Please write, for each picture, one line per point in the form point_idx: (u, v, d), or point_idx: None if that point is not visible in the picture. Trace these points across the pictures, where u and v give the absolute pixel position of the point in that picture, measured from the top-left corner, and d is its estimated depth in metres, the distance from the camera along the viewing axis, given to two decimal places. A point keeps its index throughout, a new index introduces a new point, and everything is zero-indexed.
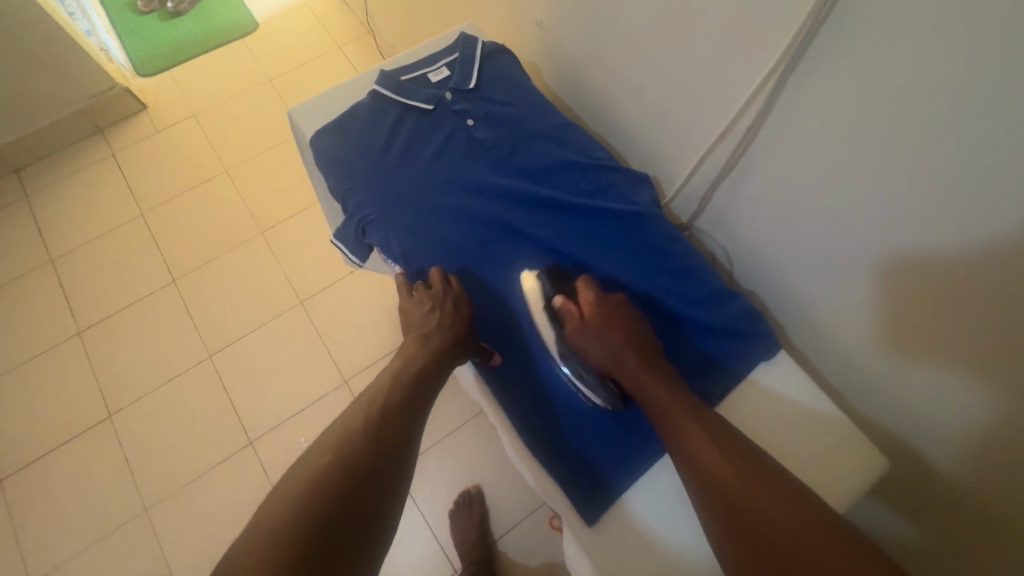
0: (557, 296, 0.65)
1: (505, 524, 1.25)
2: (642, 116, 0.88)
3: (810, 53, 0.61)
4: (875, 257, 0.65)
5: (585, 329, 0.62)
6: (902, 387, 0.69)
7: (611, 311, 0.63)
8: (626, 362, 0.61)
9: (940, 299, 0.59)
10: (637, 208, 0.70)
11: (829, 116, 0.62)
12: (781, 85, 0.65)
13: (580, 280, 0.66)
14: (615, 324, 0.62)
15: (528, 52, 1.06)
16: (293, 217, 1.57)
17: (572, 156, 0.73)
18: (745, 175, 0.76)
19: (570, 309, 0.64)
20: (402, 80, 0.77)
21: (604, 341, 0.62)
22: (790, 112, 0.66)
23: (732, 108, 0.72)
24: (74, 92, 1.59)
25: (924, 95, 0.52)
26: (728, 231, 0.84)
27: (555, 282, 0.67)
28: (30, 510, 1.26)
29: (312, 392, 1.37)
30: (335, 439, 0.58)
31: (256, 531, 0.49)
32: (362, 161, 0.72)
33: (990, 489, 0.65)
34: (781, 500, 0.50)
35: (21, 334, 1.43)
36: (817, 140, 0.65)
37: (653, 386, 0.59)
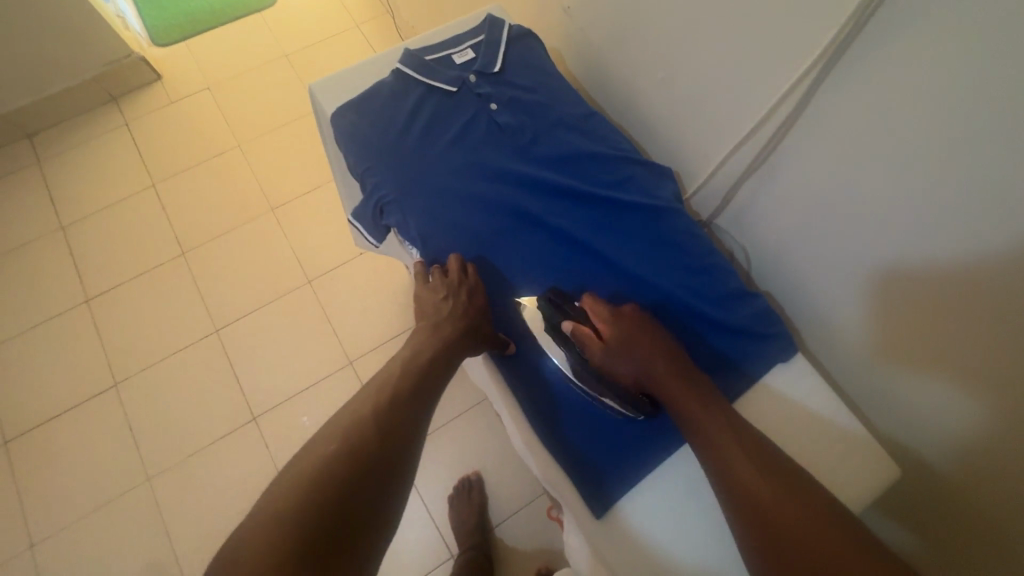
0: (567, 321, 0.63)
1: (503, 511, 1.26)
2: (667, 109, 0.86)
3: (852, 52, 0.58)
4: (901, 270, 0.63)
5: (603, 348, 0.61)
6: (914, 399, 0.68)
7: (628, 325, 0.62)
8: (648, 368, 0.60)
9: (970, 316, 0.57)
10: (659, 202, 0.69)
11: (863, 119, 0.60)
12: (815, 87, 0.63)
13: (585, 298, 0.65)
14: (635, 338, 0.61)
15: (552, 38, 1.04)
16: (304, 195, 1.56)
17: (595, 146, 0.72)
18: (771, 175, 0.74)
19: (583, 331, 0.62)
20: (426, 60, 0.75)
21: (623, 351, 0.61)
22: (822, 112, 0.64)
23: (762, 105, 0.70)
24: (88, 59, 1.58)
25: (967, 104, 0.50)
26: (749, 231, 0.83)
27: (558, 301, 0.65)
28: (33, 474, 1.27)
29: (317, 371, 1.37)
30: (343, 424, 0.57)
31: (268, 506, 0.48)
32: (383, 140, 0.71)
33: (1002, 506, 0.64)
34: (799, 499, 0.50)
35: (29, 298, 1.44)
36: (850, 143, 0.62)
37: (670, 384, 0.59)
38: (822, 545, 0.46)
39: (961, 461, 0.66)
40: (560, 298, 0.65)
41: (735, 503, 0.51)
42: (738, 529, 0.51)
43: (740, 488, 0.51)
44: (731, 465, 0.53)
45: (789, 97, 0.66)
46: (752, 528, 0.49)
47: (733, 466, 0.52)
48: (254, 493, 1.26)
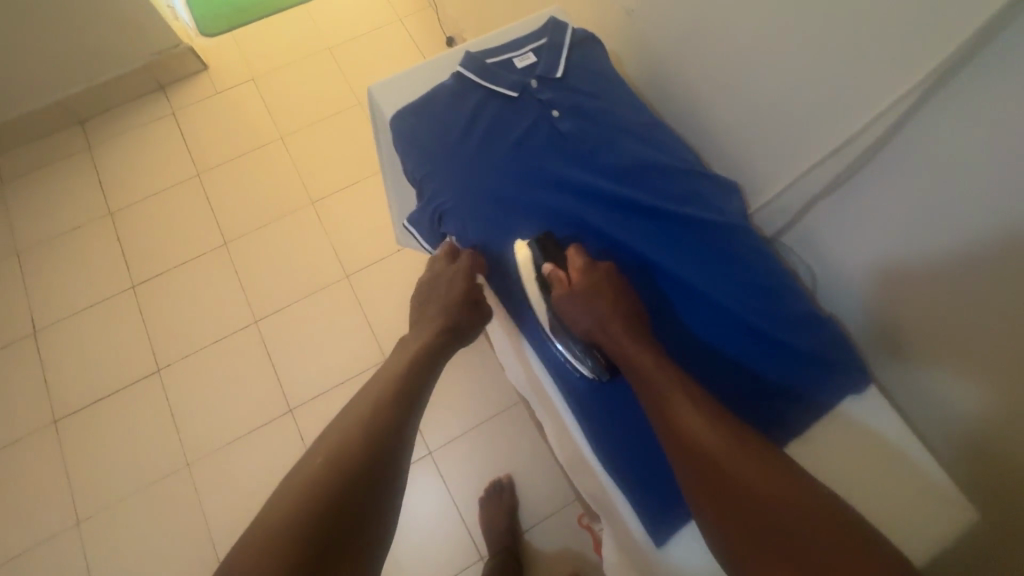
0: (547, 263, 0.66)
1: (534, 516, 1.25)
2: (732, 120, 0.83)
3: (961, 75, 0.54)
4: (996, 306, 0.59)
5: (569, 296, 0.64)
6: (993, 442, 0.65)
7: (600, 277, 0.65)
8: (608, 321, 0.63)
9: None
10: (725, 220, 0.68)
11: (970, 144, 0.56)
12: (914, 106, 0.59)
13: (571, 247, 0.67)
14: (598, 294, 0.63)
15: (608, 40, 1.01)
16: (344, 189, 1.57)
17: (660, 158, 0.70)
18: (849, 196, 0.71)
19: (558, 276, 0.65)
20: (487, 63, 0.74)
21: (586, 303, 0.63)
22: (917, 137, 0.60)
23: (848, 125, 0.67)
24: (140, 48, 1.61)
25: None
26: (815, 253, 0.79)
27: (547, 247, 0.66)
28: (80, 453, 1.31)
29: (353, 366, 1.38)
30: (341, 425, 0.61)
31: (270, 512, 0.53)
32: (444, 147, 0.70)
33: None
34: (752, 468, 0.53)
35: (78, 282, 1.48)
36: (952, 168, 0.58)
37: (635, 353, 0.61)
38: (780, 500, 0.50)
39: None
40: (552, 243, 0.67)
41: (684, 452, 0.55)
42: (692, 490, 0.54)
43: (692, 441, 0.55)
44: (693, 432, 0.55)
45: (882, 116, 0.62)
46: (703, 491, 0.53)
47: (695, 434, 0.55)
48: None
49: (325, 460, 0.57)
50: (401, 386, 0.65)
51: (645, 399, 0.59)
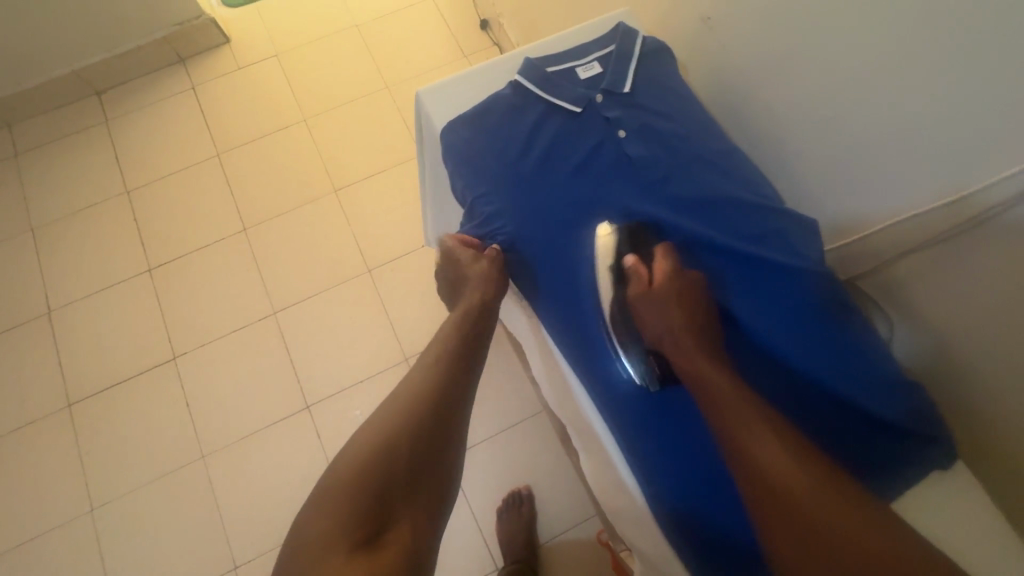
0: (630, 256, 0.60)
1: (552, 529, 1.23)
2: (809, 148, 0.77)
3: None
4: None
5: (648, 296, 0.59)
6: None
7: (685, 283, 0.59)
8: (680, 334, 0.57)
9: None
10: (805, 265, 0.61)
11: None
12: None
13: (660, 246, 0.61)
14: (682, 300, 0.58)
15: (672, 44, 0.93)
16: (369, 178, 1.51)
17: (735, 191, 0.64)
18: (954, 251, 0.64)
19: (642, 272, 0.60)
20: (548, 72, 0.67)
21: (666, 306, 0.58)
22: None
23: (964, 177, 0.60)
24: (161, 17, 1.53)
25: None
26: (899, 303, 0.72)
27: (630, 240, 0.61)
28: (94, 439, 1.29)
29: (373, 365, 1.34)
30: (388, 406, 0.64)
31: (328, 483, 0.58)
32: (503, 167, 0.64)
33: None
34: (828, 497, 0.46)
35: (93, 262, 1.44)
36: None
37: (707, 370, 0.55)
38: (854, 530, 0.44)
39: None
40: (640, 231, 0.62)
41: (757, 490, 0.48)
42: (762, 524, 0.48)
43: (769, 478, 0.48)
44: (770, 464, 0.48)
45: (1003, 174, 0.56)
46: (777, 523, 0.47)
47: (771, 466, 0.48)
48: (303, 482, 1.26)
49: (369, 447, 0.59)
50: (443, 381, 0.67)
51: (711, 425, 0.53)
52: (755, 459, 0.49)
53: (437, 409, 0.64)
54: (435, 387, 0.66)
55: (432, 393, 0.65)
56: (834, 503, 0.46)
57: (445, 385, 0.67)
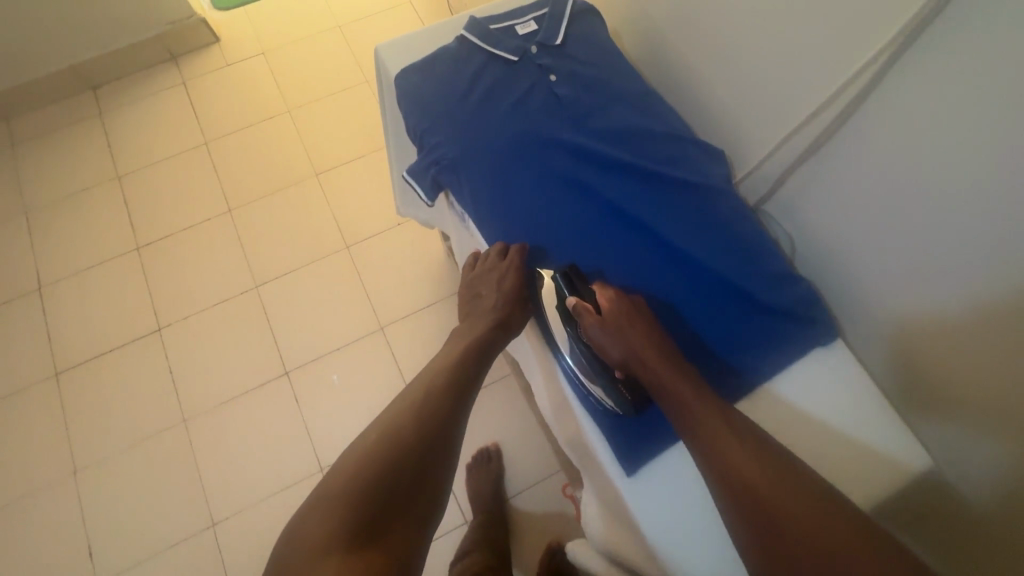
0: (572, 297, 0.65)
1: (519, 485, 1.29)
2: (721, 98, 0.86)
3: (928, 36, 0.56)
4: (938, 262, 0.62)
5: (600, 326, 0.63)
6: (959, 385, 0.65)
7: (629, 307, 0.64)
8: (640, 356, 0.61)
9: (991, 312, 0.58)
10: (708, 181, 0.70)
11: (918, 114, 0.60)
12: (881, 74, 0.62)
13: (597, 282, 0.66)
14: (629, 323, 0.63)
15: (611, 19, 1.03)
16: (348, 163, 1.60)
17: (650, 125, 0.73)
18: (825, 160, 0.72)
19: (585, 308, 0.64)
20: (490, 29, 0.77)
21: (616, 332, 0.62)
22: (894, 96, 0.62)
23: (826, 92, 0.68)
24: (154, 16, 1.64)
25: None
26: (794, 219, 0.80)
27: (569, 283, 0.66)
28: (80, 406, 1.34)
29: (349, 334, 1.41)
30: (389, 418, 0.66)
31: (328, 487, 0.59)
32: (445, 104, 0.73)
33: (1003, 507, 0.64)
34: (799, 500, 0.52)
35: (84, 241, 1.51)
36: (911, 132, 0.61)
37: (674, 384, 0.60)
38: (825, 529, 0.50)
39: (968, 460, 0.66)
40: (577, 276, 0.66)
41: (738, 502, 0.54)
42: (743, 534, 0.53)
43: (745, 489, 0.54)
44: (746, 475, 0.54)
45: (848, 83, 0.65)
46: (759, 534, 0.52)
47: (748, 476, 0.54)
48: (282, 443, 1.32)
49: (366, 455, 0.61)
50: (441, 397, 0.68)
51: (688, 438, 0.59)
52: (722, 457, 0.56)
53: (435, 421, 0.65)
54: (433, 399, 0.67)
55: (425, 409, 0.66)
56: (804, 505, 0.52)
57: (442, 399, 0.68)
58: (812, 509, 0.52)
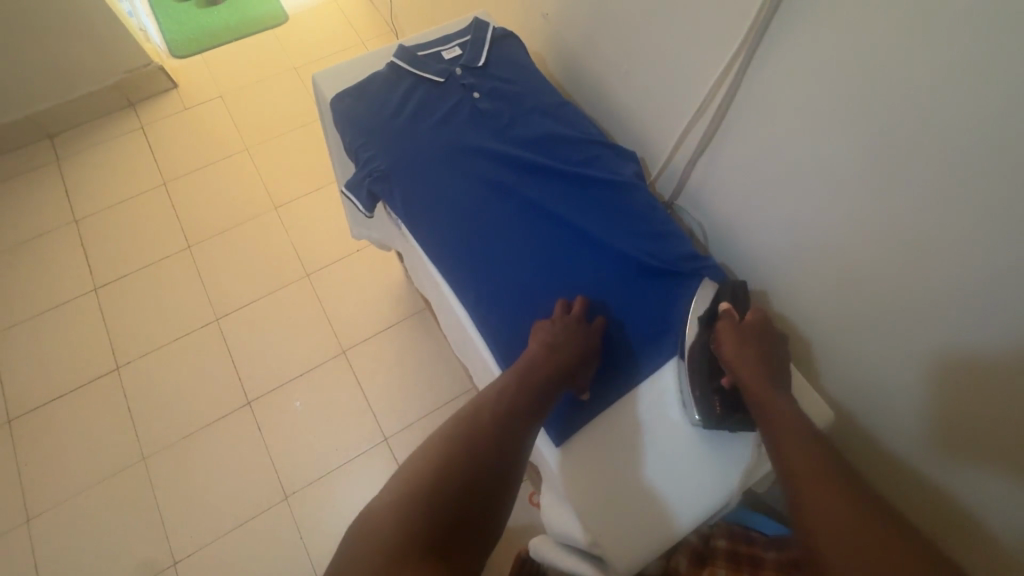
0: (725, 301, 0.72)
1: None
2: (633, 107, 0.96)
3: (777, 34, 0.67)
4: (819, 223, 0.72)
5: (736, 333, 0.69)
6: (842, 331, 0.76)
7: (763, 341, 0.69)
8: (754, 373, 0.67)
9: (864, 258, 0.68)
10: (621, 178, 0.78)
11: (781, 99, 0.70)
12: (747, 71, 0.73)
13: (752, 306, 0.72)
14: (756, 346, 0.68)
15: (536, 45, 1.14)
16: (307, 195, 1.65)
17: (566, 131, 0.80)
18: (718, 151, 0.83)
19: (731, 314, 0.70)
20: (417, 54, 0.85)
21: (750, 346, 0.68)
22: (760, 88, 0.72)
23: (708, 91, 0.79)
24: (111, 66, 1.70)
25: (859, 84, 0.61)
26: (704, 207, 0.90)
27: (731, 295, 0.72)
28: (34, 452, 1.32)
29: (311, 359, 1.43)
30: (459, 428, 0.65)
31: (408, 477, 0.60)
32: (377, 120, 0.80)
33: (931, 442, 0.71)
34: (887, 550, 0.53)
35: (39, 285, 1.51)
36: (780, 116, 0.71)
37: (780, 412, 0.64)
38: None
39: (884, 405, 0.75)
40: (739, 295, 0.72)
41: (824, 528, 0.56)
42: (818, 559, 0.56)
43: (832, 520, 0.56)
44: (834, 510, 0.57)
45: (725, 81, 0.76)
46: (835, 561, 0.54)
47: (835, 511, 0.57)
48: (247, 473, 1.31)
49: (437, 461, 0.61)
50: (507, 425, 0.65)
51: (778, 453, 0.62)
52: (811, 478, 0.60)
53: (498, 452, 0.63)
54: (497, 429, 0.65)
55: (494, 434, 0.65)
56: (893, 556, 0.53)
57: (500, 437, 0.64)
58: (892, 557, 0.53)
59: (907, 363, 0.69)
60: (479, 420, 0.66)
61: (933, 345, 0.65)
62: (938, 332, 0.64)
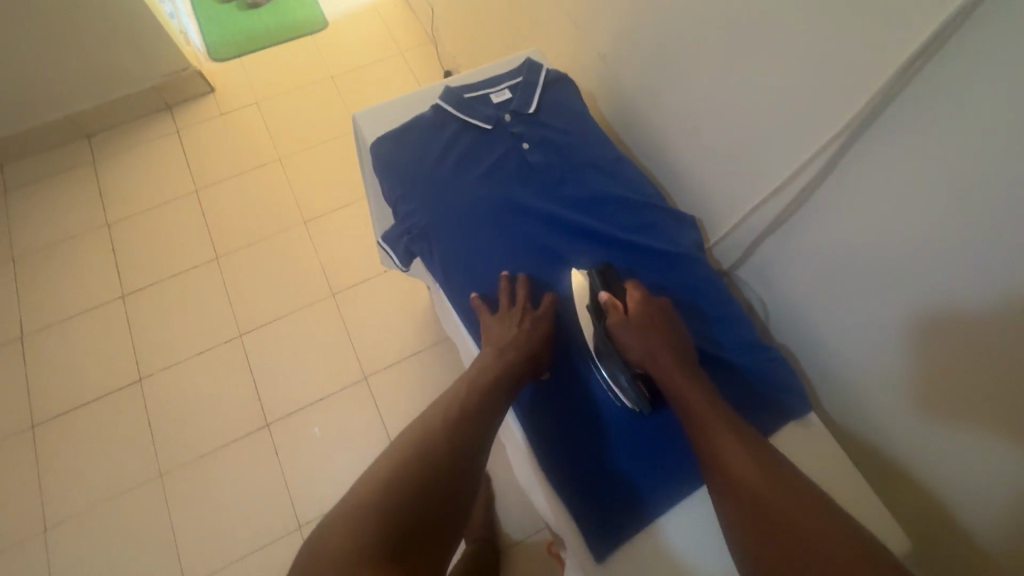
0: (603, 291, 0.67)
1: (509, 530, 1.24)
2: (693, 161, 0.90)
3: (881, 121, 0.61)
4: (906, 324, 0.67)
5: (625, 321, 0.65)
6: (872, 389, 0.75)
7: (655, 311, 0.66)
8: (658, 356, 0.64)
9: (962, 369, 0.62)
10: (679, 249, 0.72)
11: (874, 190, 0.65)
12: (840, 151, 0.67)
13: (629, 281, 0.69)
14: (653, 327, 0.65)
15: (586, 81, 1.08)
16: (337, 210, 1.62)
17: (620, 191, 0.75)
18: (793, 232, 0.77)
19: (613, 303, 0.66)
20: (464, 96, 0.79)
21: (641, 330, 0.65)
22: (851, 174, 0.67)
23: (788, 168, 0.74)
24: (151, 69, 1.69)
25: (974, 189, 0.55)
26: (769, 284, 0.85)
27: (602, 279, 0.69)
28: (54, 461, 1.31)
29: (334, 383, 1.40)
30: (415, 433, 0.64)
31: (364, 488, 0.59)
32: (416, 172, 0.74)
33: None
34: (799, 504, 0.53)
35: (68, 289, 1.51)
36: (871, 207, 0.66)
37: (688, 389, 0.62)
38: (811, 532, 0.51)
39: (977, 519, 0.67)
40: (611, 273, 0.69)
41: (736, 502, 0.55)
42: (738, 536, 0.55)
43: (743, 487, 0.55)
44: (744, 475, 0.56)
45: (814, 161, 0.70)
46: (749, 530, 0.54)
47: (745, 476, 0.56)
48: (262, 498, 1.29)
49: (394, 469, 0.60)
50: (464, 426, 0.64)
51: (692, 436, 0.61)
52: (736, 475, 0.56)
53: (456, 452, 0.62)
54: (455, 429, 0.64)
55: (451, 433, 0.63)
56: (802, 508, 0.53)
57: (464, 435, 0.64)
58: (798, 507, 0.53)
59: (948, 439, 0.67)
60: (436, 422, 0.64)
61: (972, 421, 0.63)
62: (978, 409, 0.62)
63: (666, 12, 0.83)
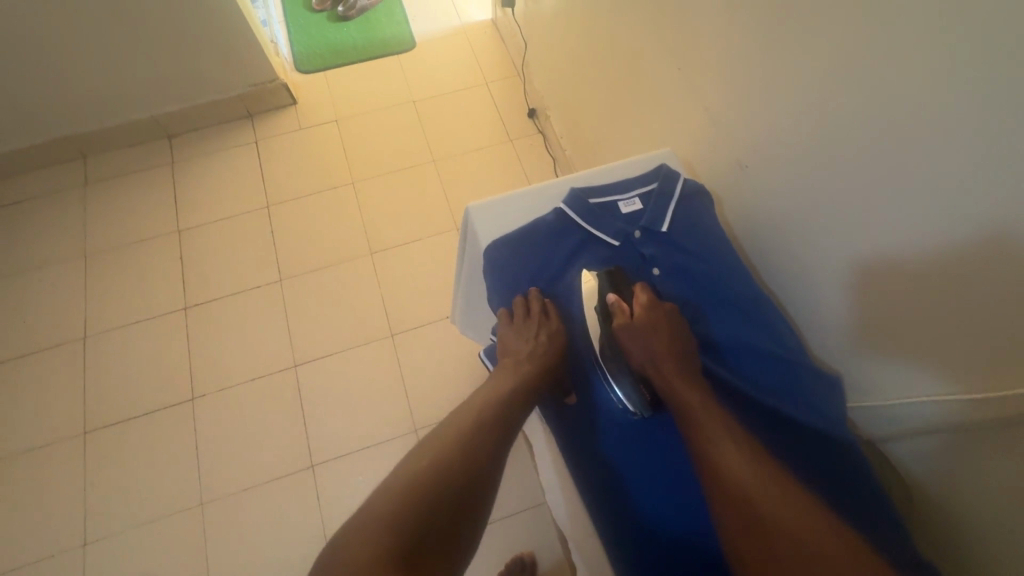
0: (611, 293, 0.71)
1: None
2: (832, 303, 0.80)
3: None
4: None
5: (629, 322, 0.68)
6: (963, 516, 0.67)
7: (659, 317, 0.68)
8: (658, 357, 0.65)
9: None
10: (828, 424, 0.68)
11: None
12: None
13: (638, 285, 0.72)
14: (656, 328, 0.67)
15: (706, 174, 1.00)
16: (405, 244, 1.57)
17: (755, 339, 0.72)
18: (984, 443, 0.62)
19: (619, 304, 0.70)
20: (592, 204, 0.77)
21: (642, 331, 0.67)
22: None
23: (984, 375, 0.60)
24: (239, 78, 1.68)
25: None
26: (940, 480, 0.70)
27: (611, 282, 0.72)
28: (101, 471, 1.31)
29: (382, 431, 1.35)
30: (452, 419, 0.64)
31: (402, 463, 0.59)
32: (539, 286, 0.76)
33: None
34: (781, 494, 0.52)
35: (134, 293, 1.50)
36: None
37: (684, 389, 0.62)
38: (788, 524, 0.49)
39: None
40: (619, 277, 0.73)
41: (720, 488, 0.54)
42: (723, 521, 0.53)
43: (726, 475, 0.54)
44: (734, 468, 0.54)
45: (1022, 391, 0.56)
46: (732, 518, 0.52)
47: (735, 469, 0.54)
48: (296, 543, 1.24)
49: (427, 447, 0.60)
50: (491, 421, 0.63)
51: (685, 433, 0.60)
52: (714, 452, 0.56)
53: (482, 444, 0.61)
54: (483, 423, 0.63)
55: (480, 427, 0.63)
56: (782, 495, 0.52)
57: (484, 447, 0.61)
58: (780, 499, 0.51)
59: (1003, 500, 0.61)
60: (468, 410, 0.65)
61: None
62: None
63: (819, 135, 0.74)
